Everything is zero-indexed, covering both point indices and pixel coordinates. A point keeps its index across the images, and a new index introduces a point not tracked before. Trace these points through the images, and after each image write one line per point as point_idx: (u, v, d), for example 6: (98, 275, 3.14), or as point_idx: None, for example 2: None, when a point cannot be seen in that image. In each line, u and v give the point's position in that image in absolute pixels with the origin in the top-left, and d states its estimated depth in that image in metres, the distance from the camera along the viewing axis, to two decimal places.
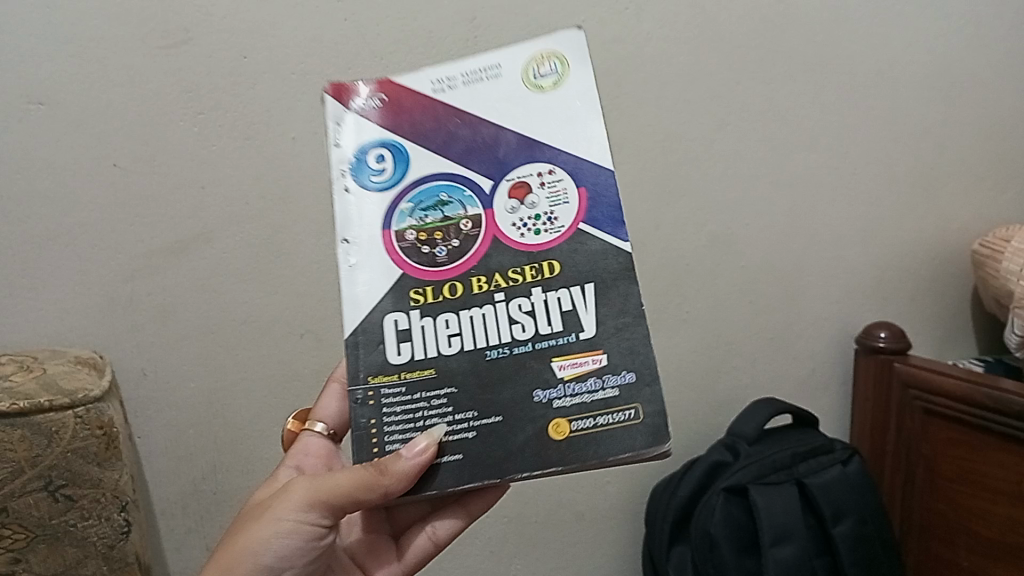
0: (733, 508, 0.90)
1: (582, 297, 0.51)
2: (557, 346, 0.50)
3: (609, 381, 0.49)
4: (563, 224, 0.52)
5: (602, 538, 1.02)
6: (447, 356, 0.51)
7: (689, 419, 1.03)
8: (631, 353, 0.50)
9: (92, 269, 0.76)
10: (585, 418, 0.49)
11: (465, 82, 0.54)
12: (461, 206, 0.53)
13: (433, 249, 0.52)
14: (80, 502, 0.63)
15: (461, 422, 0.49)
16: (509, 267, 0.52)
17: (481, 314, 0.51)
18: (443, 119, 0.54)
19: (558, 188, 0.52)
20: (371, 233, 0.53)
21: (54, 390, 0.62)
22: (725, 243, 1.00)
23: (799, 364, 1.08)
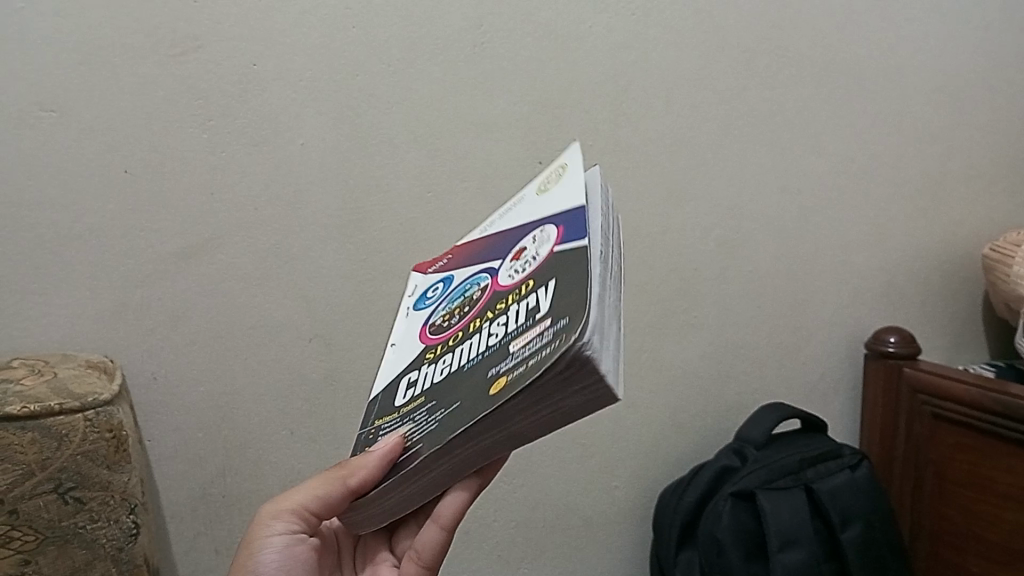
0: (740, 513, 0.90)
1: (543, 293, 0.43)
2: (515, 331, 0.42)
3: (549, 331, 0.39)
4: (540, 255, 0.46)
5: (610, 543, 1.02)
6: (436, 381, 0.47)
7: (697, 423, 1.03)
8: (569, 294, 0.39)
9: (103, 274, 0.76)
10: (520, 364, 0.39)
11: (500, 218, 0.59)
12: (475, 287, 0.52)
13: (450, 321, 0.52)
14: (89, 505, 0.63)
15: (432, 419, 0.45)
16: (497, 303, 0.47)
17: (470, 342, 0.47)
18: (479, 244, 0.57)
19: (543, 234, 0.48)
20: (408, 339, 0.56)
21: (64, 394, 0.63)
22: (734, 247, 1.00)
23: (808, 368, 1.08)
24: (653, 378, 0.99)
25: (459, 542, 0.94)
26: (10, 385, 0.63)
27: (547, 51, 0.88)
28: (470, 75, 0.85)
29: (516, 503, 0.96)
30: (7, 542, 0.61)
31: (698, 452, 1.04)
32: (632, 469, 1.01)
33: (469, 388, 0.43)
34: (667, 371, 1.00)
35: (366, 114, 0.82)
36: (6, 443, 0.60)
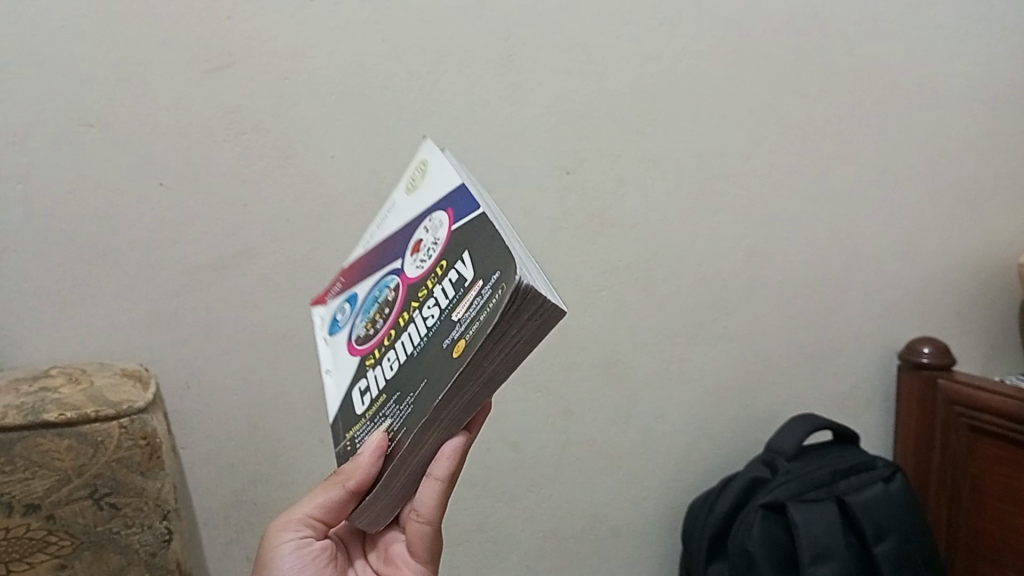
0: (771, 525, 0.89)
1: (463, 260, 0.46)
2: (452, 302, 0.46)
3: (483, 287, 0.43)
4: (439, 239, 0.50)
5: (640, 553, 1.01)
6: (390, 379, 0.49)
7: (728, 434, 1.02)
8: (490, 247, 0.44)
9: (139, 285, 0.78)
10: (471, 322, 0.43)
11: (379, 224, 0.59)
12: (386, 287, 0.54)
13: (376, 326, 0.53)
14: (124, 511, 0.63)
15: (404, 404, 0.47)
16: (414, 296, 0.50)
17: (408, 336, 0.49)
18: (366, 255, 0.58)
19: (434, 223, 0.51)
20: (339, 355, 0.56)
21: (100, 402, 0.63)
22: (764, 256, 1.00)
23: (840, 379, 1.06)
24: (682, 388, 0.99)
25: (486, 552, 0.95)
26: (48, 393, 0.63)
27: (575, 63, 0.88)
28: (498, 87, 0.86)
29: (545, 513, 0.96)
30: (43, 547, 0.61)
31: (728, 464, 1.03)
32: (661, 479, 1.00)
33: (425, 365, 0.46)
34: (696, 381, 1.00)
35: (395, 126, 0.83)
36: (44, 449, 0.60)
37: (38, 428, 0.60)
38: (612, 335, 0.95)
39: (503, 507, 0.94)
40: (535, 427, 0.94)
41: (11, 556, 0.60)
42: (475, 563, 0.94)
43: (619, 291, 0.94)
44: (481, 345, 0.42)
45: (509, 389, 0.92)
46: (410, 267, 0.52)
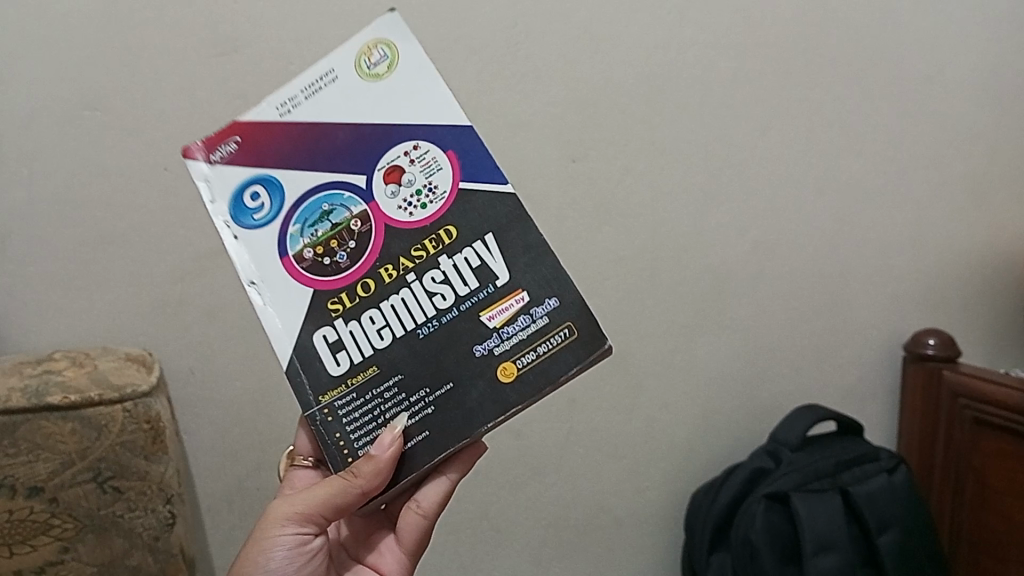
0: (774, 516, 0.89)
1: (487, 248, 0.53)
2: (480, 301, 0.52)
3: (538, 313, 0.52)
4: (444, 189, 0.53)
5: (642, 542, 1.01)
6: (381, 349, 0.52)
7: (732, 425, 1.02)
8: (546, 282, 0.52)
9: (143, 269, 0.77)
10: (527, 354, 0.52)
11: (307, 96, 0.53)
12: (347, 209, 0.53)
13: (335, 258, 0.53)
14: (127, 494, 0.63)
15: (418, 402, 0.52)
16: (410, 248, 0.53)
17: (400, 300, 0.53)
18: (293, 135, 0.53)
19: (427, 159, 0.53)
20: (271, 267, 0.53)
21: (104, 385, 0.63)
22: (770, 247, 0.99)
23: (845, 371, 1.06)
24: (686, 378, 0.99)
25: (488, 539, 0.95)
26: (52, 376, 0.63)
27: (582, 52, 0.88)
28: (505, 76, 0.86)
29: (548, 501, 0.96)
30: (46, 530, 0.61)
31: (732, 454, 1.02)
32: (664, 468, 1.00)
33: (451, 367, 0.52)
34: (701, 371, 0.99)
35: None
36: (47, 432, 0.60)
37: (42, 411, 0.60)
38: (616, 324, 0.94)
39: (505, 494, 0.94)
40: (538, 415, 0.94)
41: (14, 539, 0.60)
42: (478, 550, 0.95)
43: (625, 280, 0.94)
44: (545, 389, 0.51)
45: None
46: (389, 203, 0.53)
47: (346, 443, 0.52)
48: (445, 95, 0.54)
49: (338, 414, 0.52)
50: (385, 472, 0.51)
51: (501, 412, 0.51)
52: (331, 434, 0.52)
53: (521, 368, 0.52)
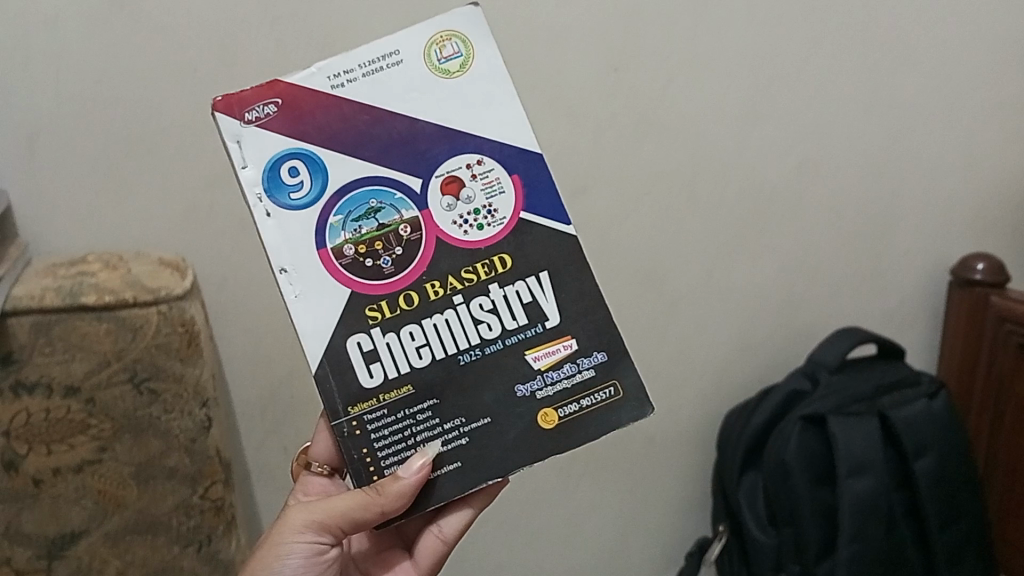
0: (810, 437, 0.88)
1: (539, 284, 0.53)
2: (527, 338, 0.53)
3: (585, 364, 0.53)
4: (504, 216, 0.53)
5: (673, 461, 1.01)
6: (419, 368, 0.52)
7: (768, 346, 1.00)
8: (596, 333, 0.54)
9: (174, 174, 0.76)
10: (570, 404, 0.53)
11: (365, 73, 0.51)
12: (395, 211, 0.52)
13: (378, 261, 0.52)
14: (163, 396, 0.62)
15: (452, 431, 0.52)
16: (462, 268, 0.53)
17: (444, 320, 0.52)
18: (345, 115, 0.51)
19: (490, 179, 0.53)
20: (305, 255, 0.51)
21: (138, 287, 0.61)
22: (816, 165, 0.95)
23: (886, 296, 1.03)
24: (723, 299, 0.96)
25: None
26: (86, 278, 0.62)
27: None
28: None
29: None
30: (84, 429, 0.61)
31: (766, 376, 1.01)
32: (698, 388, 0.99)
33: (491, 402, 0.52)
34: (739, 292, 0.97)
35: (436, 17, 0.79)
36: (83, 333, 0.60)
37: (74, 312, 0.59)
38: (654, 243, 0.92)
39: None
40: None
41: (52, 438, 0.61)
42: None
43: (664, 197, 0.91)
44: (582, 442, 0.53)
45: None
46: (444, 216, 0.52)
47: (373, 460, 0.52)
48: (515, 110, 0.53)
49: (367, 429, 0.52)
50: (409, 493, 0.51)
51: (538, 457, 0.52)
52: (357, 448, 0.52)
53: (563, 417, 0.53)
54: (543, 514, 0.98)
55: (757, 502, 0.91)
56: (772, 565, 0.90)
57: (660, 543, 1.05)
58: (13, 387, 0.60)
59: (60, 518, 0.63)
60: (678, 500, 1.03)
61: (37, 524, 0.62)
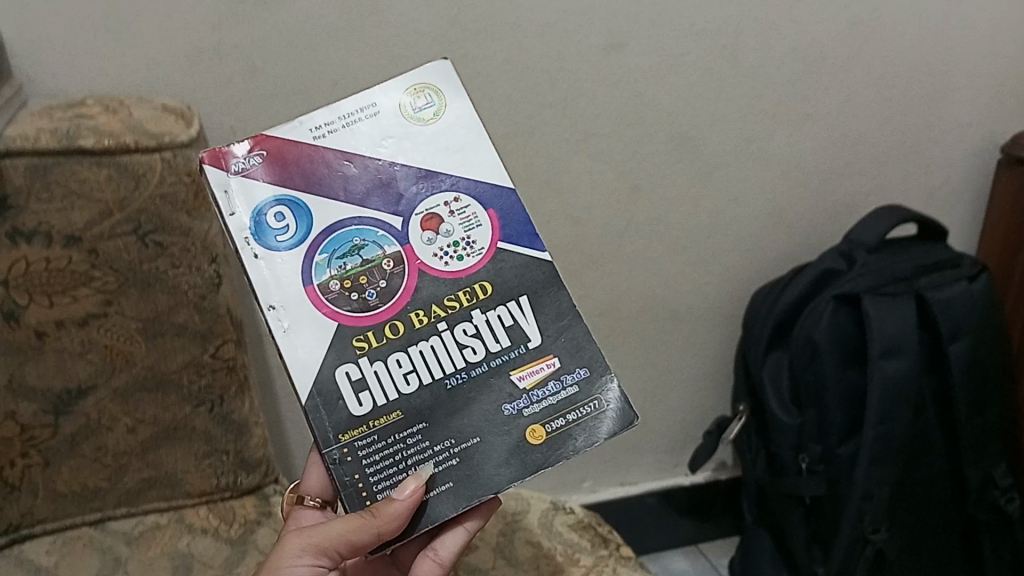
0: (841, 317, 0.85)
1: (521, 309, 0.51)
2: (510, 359, 0.50)
3: (568, 377, 0.50)
4: (483, 246, 0.51)
5: (696, 338, 0.98)
6: (407, 395, 0.49)
7: (800, 224, 0.95)
8: (577, 349, 0.51)
9: (179, 14, 0.70)
10: (557, 419, 0.50)
11: (344, 125, 0.51)
12: (379, 247, 0.50)
13: (363, 294, 0.50)
14: (170, 250, 0.59)
15: (442, 453, 0.49)
16: (445, 297, 0.50)
17: (429, 346, 0.50)
18: (327, 162, 0.50)
19: (467, 213, 0.51)
20: (292, 293, 0.49)
21: (140, 132, 0.57)
22: (870, 28, 0.87)
23: (929, 174, 0.97)
24: (758, 171, 0.91)
25: None
26: (84, 121, 0.58)
27: None
28: None
29: (603, 289, 0.92)
30: (86, 283, 0.58)
31: (797, 255, 0.97)
32: (725, 265, 0.95)
33: (477, 422, 0.49)
34: (776, 166, 0.91)
35: None
36: (83, 179, 0.56)
37: (75, 155, 0.56)
38: (688, 108, 0.85)
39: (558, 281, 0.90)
40: (598, 198, 0.87)
41: (53, 290, 0.58)
42: None
43: (702, 59, 0.84)
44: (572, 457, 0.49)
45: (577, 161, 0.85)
46: (424, 250, 0.51)
47: (365, 486, 0.49)
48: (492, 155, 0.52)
49: (359, 454, 0.49)
50: (404, 516, 0.47)
51: (528, 474, 0.49)
52: (349, 474, 0.49)
53: (551, 432, 0.50)
54: None
55: (781, 380, 0.89)
56: (794, 444, 0.88)
57: (676, 421, 1.04)
58: (10, 235, 0.56)
59: (65, 372, 0.60)
60: (696, 379, 1.01)
61: (41, 378, 0.60)
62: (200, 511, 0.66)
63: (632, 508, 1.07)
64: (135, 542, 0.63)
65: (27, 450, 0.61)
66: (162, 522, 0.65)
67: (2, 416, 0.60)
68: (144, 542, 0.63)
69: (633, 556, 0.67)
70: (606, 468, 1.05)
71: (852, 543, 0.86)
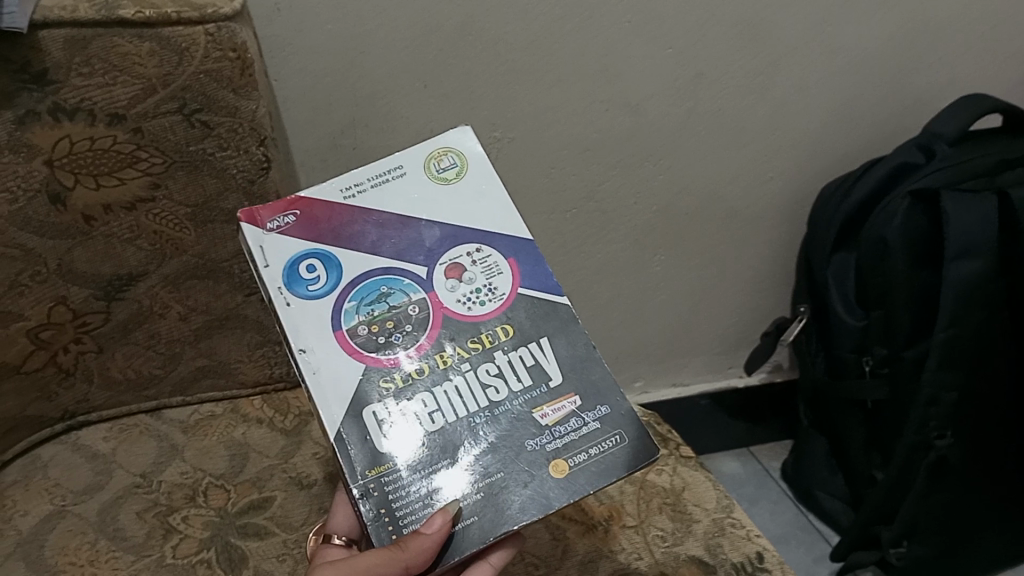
0: (917, 215, 0.80)
1: (542, 350, 0.46)
2: (533, 398, 0.46)
3: (588, 414, 0.45)
4: (504, 292, 0.47)
5: (757, 237, 0.94)
6: (432, 433, 0.45)
7: (876, 115, 0.88)
8: (597, 385, 0.46)
9: None
10: (579, 453, 0.45)
11: (373, 185, 0.48)
12: (405, 294, 0.47)
13: (389, 339, 0.46)
14: (217, 132, 0.57)
15: (466, 486, 0.44)
16: (468, 339, 0.46)
17: (453, 387, 0.45)
18: (355, 219, 0.47)
19: (490, 262, 0.48)
20: (322, 338, 0.45)
21: (180, 2, 0.53)
22: None
23: (1017, 60, 0.89)
24: (835, 59, 0.82)
25: (593, 224, 0.87)
26: None
27: None
28: None
29: (661, 188, 0.87)
30: (133, 165, 0.56)
31: (869, 150, 0.91)
32: (792, 162, 0.89)
33: (500, 454, 0.44)
34: (854, 53, 0.82)
35: None
36: (123, 54, 0.52)
37: (114, 27, 0.52)
38: None
39: (614, 177, 0.84)
40: (660, 90, 0.79)
41: (99, 170, 0.56)
42: (581, 232, 0.88)
43: None
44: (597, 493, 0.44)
45: (634, 44, 0.76)
46: (447, 296, 0.47)
47: (391, 521, 0.43)
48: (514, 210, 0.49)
49: (385, 490, 0.43)
50: (434, 550, 0.42)
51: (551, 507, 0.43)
52: (375, 511, 0.43)
53: (574, 467, 0.44)
54: (616, 286, 0.93)
55: (847, 283, 0.86)
56: (856, 346, 0.86)
57: (732, 322, 1.01)
58: (52, 110, 0.53)
59: (115, 258, 0.59)
60: (756, 279, 0.98)
61: (90, 263, 0.59)
62: (254, 401, 0.67)
63: (683, 406, 1.07)
64: (190, 430, 0.64)
65: (79, 337, 0.61)
66: (217, 411, 0.66)
67: (52, 302, 0.59)
68: (200, 429, 0.64)
69: (693, 456, 0.65)
70: (658, 367, 1.03)
71: (916, 447, 0.84)
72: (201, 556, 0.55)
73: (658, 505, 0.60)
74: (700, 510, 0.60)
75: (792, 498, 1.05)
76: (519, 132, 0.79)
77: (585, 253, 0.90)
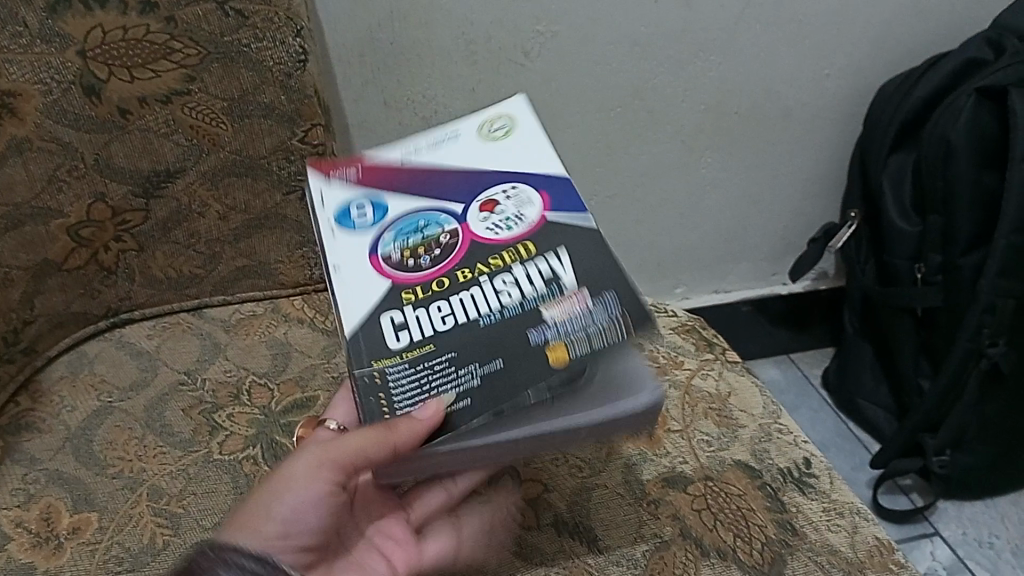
0: (982, 112, 0.75)
1: (562, 259, 0.42)
2: (543, 295, 0.41)
3: (598, 317, 0.40)
4: (530, 219, 0.44)
5: (809, 139, 0.90)
6: (442, 334, 0.40)
7: (944, 8, 0.83)
8: (614, 281, 0.41)
9: None
10: (585, 360, 0.39)
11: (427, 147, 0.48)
12: (440, 226, 0.44)
13: (417, 262, 0.43)
14: (252, 21, 0.55)
15: (465, 376, 0.39)
16: (492, 255, 0.42)
17: (469, 295, 0.41)
18: (406, 173, 0.47)
19: (523, 195, 0.45)
20: (355, 258, 0.43)
21: None
22: None
23: None
24: None
25: (640, 123, 0.84)
26: None
27: None
28: None
29: (711, 84, 0.83)
30: (167, 55, 0.55)
31: (935, 45, 0.85)
32: (850, 58, 0.84)
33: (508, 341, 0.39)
34: None
35: None
36: None
37: None
38: None
39: (663, 72, 0.81)
40: None
41: (133, 62, 0.55)
42: (626, 131, 0.84)
43: None
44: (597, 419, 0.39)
45: None
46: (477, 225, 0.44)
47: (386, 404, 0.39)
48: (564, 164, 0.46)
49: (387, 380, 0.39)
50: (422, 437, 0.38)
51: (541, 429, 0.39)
52: (372, 397, 0.39)
53: (574, 363, 0.39)
54: (662, 188, 0.90)
55: (903, 188, 0.83)
56: (911, 253, 0.84)
57: (778, 228, 0.98)
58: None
59: (152, 153, 0.58)
60: (806, 183, 0.94)
61: (128, 159, 0.58)
62: (295, 301, 0.67)
63: (725, 313, 1.05)
64: (233, 329, 0.64)
65: (120, 234, 0.61)
66: (258, 311, 0.66)
67: (92, 198, 0.59)
68: (242, 328, 0.64)
69: (739, 361, 0.64)
70: (701, 273, 1.01)
71: (968, 355, 0.81)
72: (248, 452, 0.56)
73: (704, 410, 0.59)
74: (747, 415, 0.59)
75: (833, 406, 1.04)
76: (564, 27, 0.75)
77: (629, 153, 0.86)
